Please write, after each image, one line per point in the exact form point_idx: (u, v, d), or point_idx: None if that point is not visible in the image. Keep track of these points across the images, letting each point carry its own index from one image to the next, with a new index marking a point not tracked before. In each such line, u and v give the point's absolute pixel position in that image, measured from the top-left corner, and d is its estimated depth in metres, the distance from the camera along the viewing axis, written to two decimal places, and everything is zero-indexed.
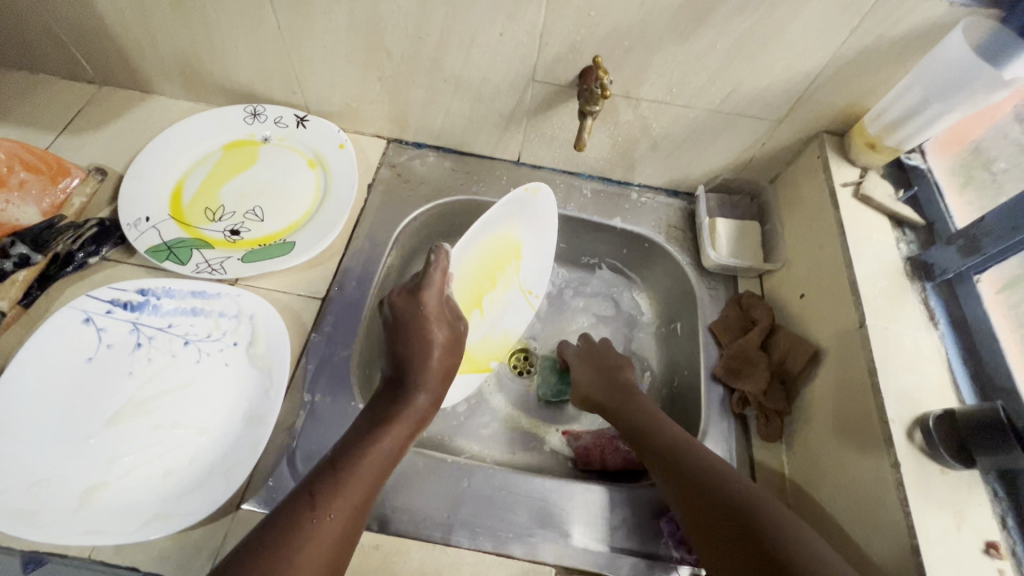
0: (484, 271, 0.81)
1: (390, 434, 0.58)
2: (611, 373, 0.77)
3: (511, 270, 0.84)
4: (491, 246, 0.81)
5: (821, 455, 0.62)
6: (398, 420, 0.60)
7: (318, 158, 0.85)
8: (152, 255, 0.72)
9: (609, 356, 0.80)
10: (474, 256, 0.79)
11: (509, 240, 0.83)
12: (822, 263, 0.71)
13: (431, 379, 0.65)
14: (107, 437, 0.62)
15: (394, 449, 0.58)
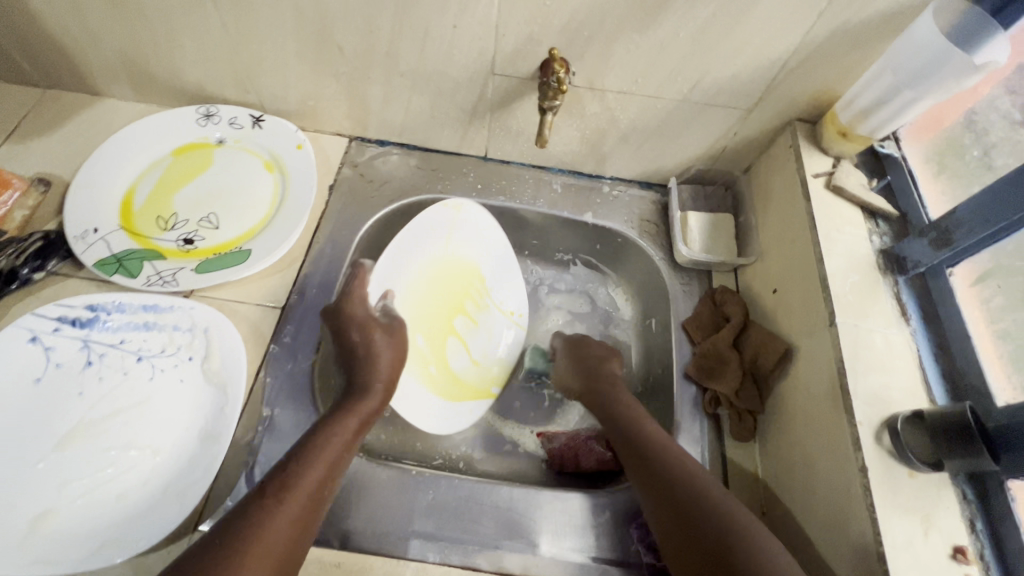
0: (444, 300, 0.85)
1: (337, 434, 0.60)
2: (597, 367, 0.75)
3: (479, 293, 0.87)
4: (434, 275, 0.86)
5: (792, 456, 0.61)
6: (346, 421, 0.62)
7: (276, 159, 0.82)
8: (100, 269, 0.69)
9: (593, 349, 0.78)
10: (422, 286, 0.84)
11: (462, 264, 0.87)
12: (794, 257, 0.69)
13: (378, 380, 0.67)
14: (56, 462, 0.60)
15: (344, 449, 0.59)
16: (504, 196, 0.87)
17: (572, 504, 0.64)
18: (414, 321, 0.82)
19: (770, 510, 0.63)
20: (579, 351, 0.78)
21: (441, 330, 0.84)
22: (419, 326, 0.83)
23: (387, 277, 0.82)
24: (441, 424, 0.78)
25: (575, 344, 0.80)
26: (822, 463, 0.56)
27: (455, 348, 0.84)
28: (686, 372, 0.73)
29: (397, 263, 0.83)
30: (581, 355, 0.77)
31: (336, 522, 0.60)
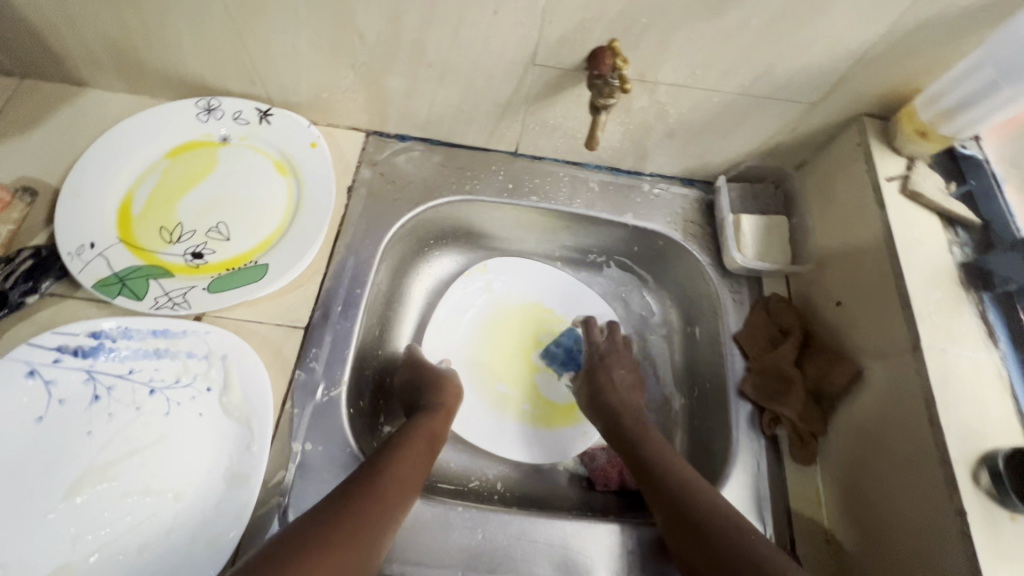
0: (513, 347, 0.84)
1: (410, 450, 0.60)
2: (612, 388, 0.74)
3: (552, 321, 0.86)
4: (488, 331, 0.85)
5: (868, 489, 0.58)
6: (415, 437, 0.62)
7: (288, 159, 0.74)
8: (101, 291, 0.62)
9: (611, 367, 0.77)
10: (479, 346, 0.83)
11: (522, 307, 0.87)
12: (864, 269, 0.64)
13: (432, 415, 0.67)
14: (68, 511, 0.54)
15: (406, 481, 0.57)
16: (537, 196, 0.80)
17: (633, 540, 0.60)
18: (491, 372, 0.82)
19: (839, 541, 0.60)
20: (593, 368, 0.77)
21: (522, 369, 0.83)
22: (498, 374, 0.82)
23: (444, 347, 0.82)
24: (552, 454, 0.77)
25: (592, 361, 0.78)
26: (907, 502, 0.53)
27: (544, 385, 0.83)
28: (743, 390, 0.69)
29: (450, 325, 0.83)
30: (596, 373, 0.76)
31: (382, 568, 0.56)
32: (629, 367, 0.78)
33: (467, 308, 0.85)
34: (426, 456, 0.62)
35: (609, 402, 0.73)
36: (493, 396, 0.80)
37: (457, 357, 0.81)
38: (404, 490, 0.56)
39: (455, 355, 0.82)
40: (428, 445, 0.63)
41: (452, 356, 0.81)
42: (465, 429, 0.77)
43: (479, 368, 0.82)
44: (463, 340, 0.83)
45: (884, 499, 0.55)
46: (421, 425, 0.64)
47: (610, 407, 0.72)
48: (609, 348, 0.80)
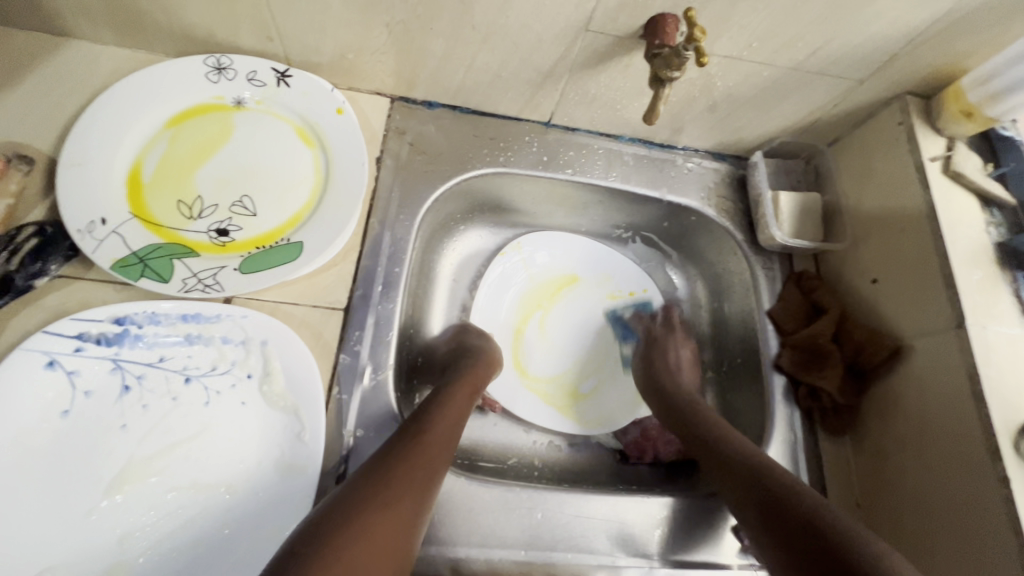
0: (558, 319, 0.84)
1: (453, 404, 0.60)
2: (671, 373, 0.74)
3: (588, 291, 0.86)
4: (531, 304, 0.84)
5: (900, 458, 0.62)
6: (455, 391, 0.62)
7: (312, 128, 0.69)
8: (121, 272, 0.57)
9: (665, 352, 0.77)
10: (526, 320, 0.83)
11: (561, 278, 0.86)
12: (903, 247, 0.66)
13: (453, 380, 0.65)
14: (111, 509, 0.51)
15: (445, 445, 0.55)
16: (572, 169, 0.78)
17: (687, 518, 0.62)
18: (540, 345, 0.82)
19: (868, 505, 0.65)
20: (651, 351, 0.78)
21: (569, 343, 0.83)
22: (547, 347, 0.82)
23: (492, 321, 0.81)
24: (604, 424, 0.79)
25: (647, 346, 0.79)
26: (945, 467, 0.57)
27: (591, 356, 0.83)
28: (779, 364, 0.71)
29: (495, 298, 0.82)
30: (654, 355, 0.77)
31: (447, 553, 0.56)
32: (685, 353, 0.78)
33: (508, 283, 0.84)
34: (459, 421, 0.60)
35: (667, 385, 0.72)
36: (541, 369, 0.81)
37: (506, 330, 0.82)
38: (446, 451, 0.55)
39: (504, 328, 0.82)
40: (461, 409, 0.61)
41: (500, 327, 0.81)
42: (511, 400, 0.77)
43: (528, 340, 0.82)
44: (509, 314, 0.83)
45: (915, 458, 0.60)
46: (450, 389, 0.63)
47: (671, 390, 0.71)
48: (665, 331, 0.80)
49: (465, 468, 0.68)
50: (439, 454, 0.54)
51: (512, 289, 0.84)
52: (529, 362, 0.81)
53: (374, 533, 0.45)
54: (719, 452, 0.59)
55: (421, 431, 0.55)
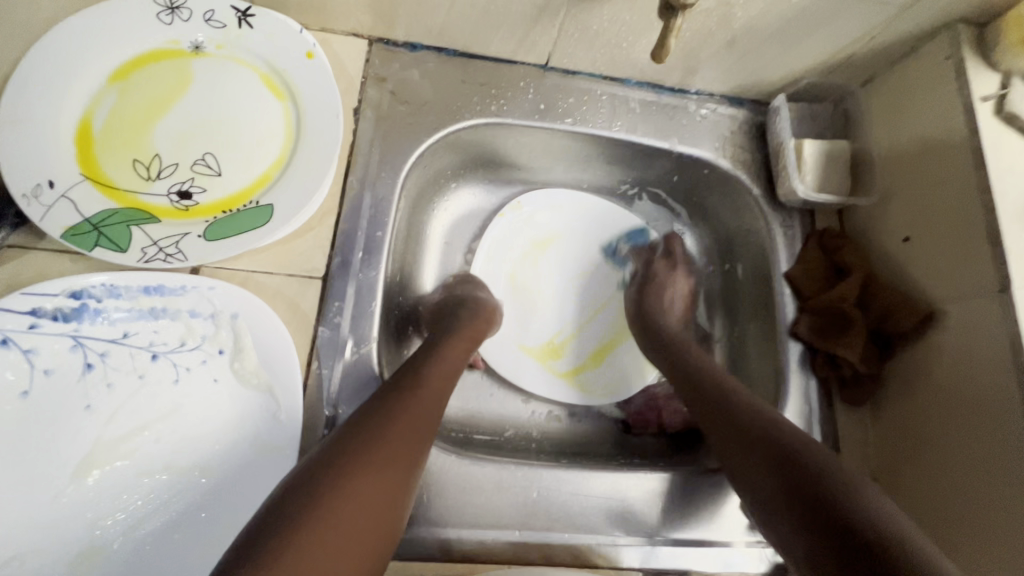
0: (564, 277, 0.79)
1: (450, 353, 0.58)
2: (671, 311, 0.72)
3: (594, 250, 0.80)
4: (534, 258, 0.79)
5: (926, 427, 0.58)
6: (451, 341, 0.60)
7: (279, 75, 0.61)
8: (73, 241, 0.52)
9: (664, 288, 0.74)
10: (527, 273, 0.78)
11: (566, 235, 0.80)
12: (942, 202, 0.59)
13: (439, 340, 0.60)
14: (80, 494, 0.48)
15: (439, 395, 0.53)
16: (573, 118, 0.70)
17: (692, 494, 0.59)
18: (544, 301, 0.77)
19: (885, 479, 0.61)
20: (646, 291, 0.74)
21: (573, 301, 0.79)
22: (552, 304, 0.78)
23: (493, 274, 0.77)
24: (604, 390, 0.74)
25: (643, 278, 0.75)
26: (975, 437, 0.53)
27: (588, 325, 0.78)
28: (796, 330, 0.65)
29: (496, 253, 0.77)
30: (653, 292, 0.73)
31: (437, 533, 0.54)
32: (681, 286, 0.76)
33: (511, 236, 0.78)
34: (456, 372, 0.57)
35: (661, 322, 0.70)
36: (540, 323, 0.76)
37: (515, 270, 0.78)
38: (441, 398, 0.53)
39: (506, 280, 0.77)
40: (451, 363, 0.57)
41: (508, 266, 0.77)
42: (501, 360, 0.73)
43: (539, 292, 0.78)
44: (510, 266, 0.78)
45: (939, 426, 0.56)
46: (441, 349, 0.58)
47: (667, 340, 0.66)
48: (670, 263, 0.76)
49: (459, 443, 0.65)
50: (430, 412, 0.50)
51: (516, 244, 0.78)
52: (531, 315, 0.76)
53: (365, 484, 0.42)
54: (668, 354, 0.64)
55: (417, 381, 0.52)
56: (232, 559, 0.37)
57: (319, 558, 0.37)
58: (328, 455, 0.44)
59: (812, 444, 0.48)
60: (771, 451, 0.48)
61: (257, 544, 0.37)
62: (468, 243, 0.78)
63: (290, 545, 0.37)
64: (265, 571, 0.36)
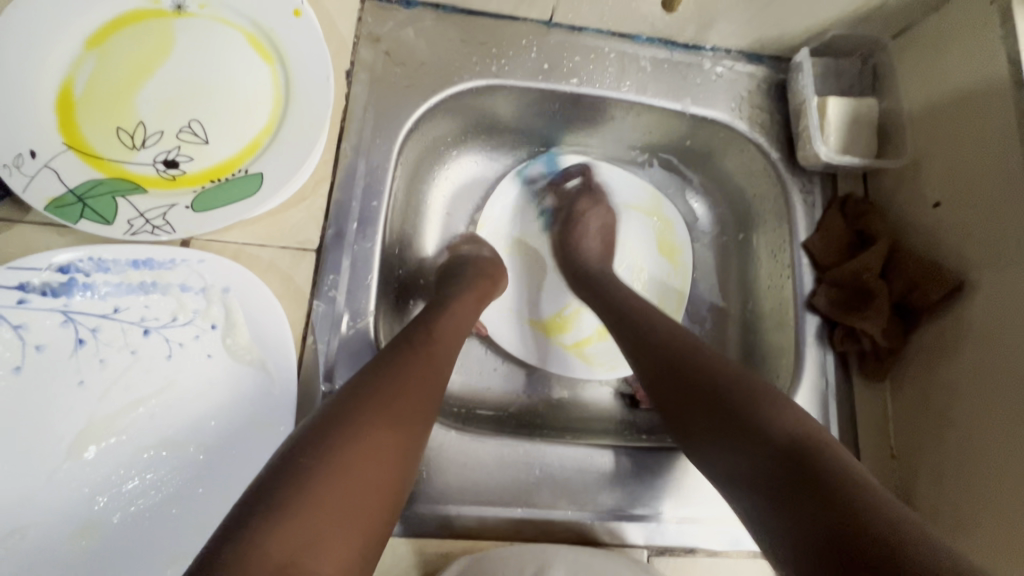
0: None
1: (457, 312, 0.56)
2: (585, 245, 0.70)
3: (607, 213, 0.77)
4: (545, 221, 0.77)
5: (950, 403, 0.55)
6: (459, 300, 0.57)
7: (265, 35, 0.58)
8: (58, 214, 0.50)
9: (578, 225, 0.72)
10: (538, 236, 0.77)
11: None
12: (978, 164, 0.54)
13: (445, 298, 0.57)
14: (77, 469, 0.48)
15: (446, 356, 0.50)
16: (578, 79, 0.66)
17: (701, 471, 0.58)
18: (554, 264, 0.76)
19: (902, 456, 0.59)
20: (565, 224, 0.73)
21: None
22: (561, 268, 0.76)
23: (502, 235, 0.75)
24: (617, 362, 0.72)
25: (564, 215, 0.74)
26: (1004, 411, 0.50)
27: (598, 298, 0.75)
28: (813, 303, 0.62)
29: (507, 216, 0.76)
30: (571, 226, 0.72)
31: (437, 509, 0.53)
32: (603, 216, 0.72)
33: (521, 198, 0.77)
34: (462, 330, 0.55)
35: (580, 261, 0.69)
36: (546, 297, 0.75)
37: (521, 243, 0.76)
38: (449, 360, 0.51)
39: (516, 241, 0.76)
40: (462, 320, 0.55)
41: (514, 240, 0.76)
42: (503, 333, 0.71)
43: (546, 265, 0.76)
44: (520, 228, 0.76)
45: (964, 402, 0.54)
46: (448, 305, 0.56)
47: (589, 272, 0.67)
48: (575, 196, 0.75)
49: (461, 419, 0.64)
50: (441, 371, 0.49)
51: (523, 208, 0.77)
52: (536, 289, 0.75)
53: (371, 445, 0.40)
54: (615, 307, 0.61)
55: (424, 340, 0.50)
56: (241, 513, 0.35)
57: (331, 511, 0.36)
58: (335, 414, 0.41)
59: (786, 416, 0.43)
60: (745, 438, 0.43)
61: (268, 494, 0.36)
62: (470, 214, 0.75)
63: (302, 497, 0.36)
64: (268, 536, 0.34)
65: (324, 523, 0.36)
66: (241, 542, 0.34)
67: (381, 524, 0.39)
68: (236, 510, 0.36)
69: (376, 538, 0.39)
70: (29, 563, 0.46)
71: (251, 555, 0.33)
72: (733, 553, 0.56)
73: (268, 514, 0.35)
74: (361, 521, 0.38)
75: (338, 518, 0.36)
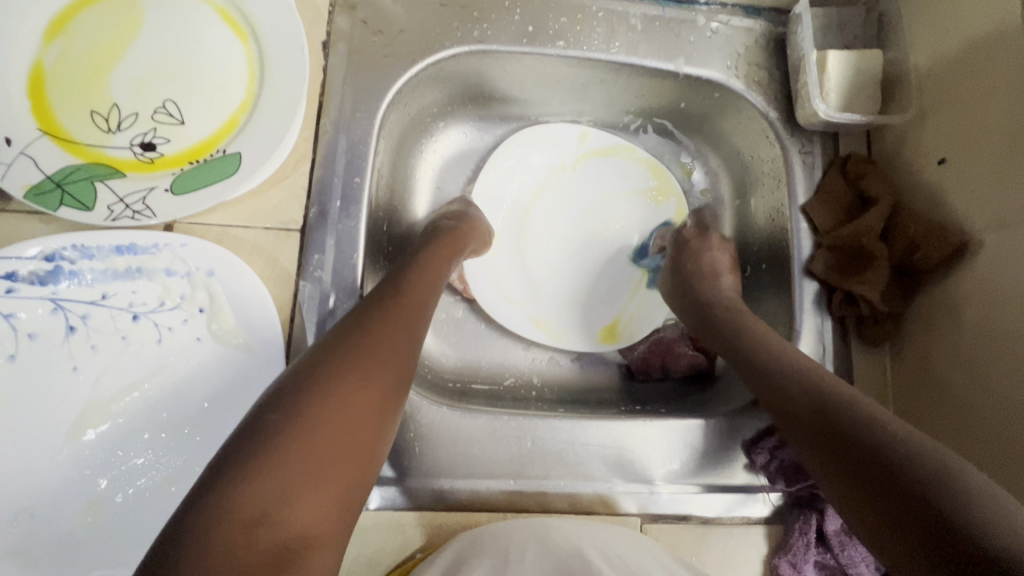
0: (573, 212, 0.74)
1: (432, 266, 0.55)
2: (711, 277, 0.64)
3: (601, 183, 0.74)
4: (541, 189, 0.74)
5: (946, 367, 0.54)
6: (433, 254, 0.57)
7: (235, 6, 0.56)
8: (37, 202, 0.49)
9: (701, 254, 0.66)
10: (535, 203, 0.73)
11: (575, 166, 0.74)
12: (985, 118, 0.52)
13: (413, 258, 0.56)
14: (79, 451, 0.49)
15: (420, 310, 0.50)
16: (565, 41, 0.63)
17: (695, 442, 0.57)
18: (550, 235, 0.73)
19: (902, 422, 0.58)
20: (683, 257, 0.67)
21: (582, 238, 0.74)
22: (557, 239, 0.73)
23: (495, 207, 0.72)
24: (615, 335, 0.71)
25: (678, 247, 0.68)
26: (1006, 367, 0.48)
27: (601, 274, 0.73)
28: (811, 268, 0.61)
29: (500, 186, 0.73)
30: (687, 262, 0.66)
31: (430, 483, 0.54)
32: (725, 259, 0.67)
33: (515, 167, 0.73)
34: (437, 284, 0.55)
35: (701, 298, 0.63)
36: (537, 266, 0.72)
37: (515, 210, 0.73)
38: (423, 314, 0.51)
39: (510, 211, 0.73)
40: (432, 275, 0.54)
41: (508, 206, 0.73)
42: (493, 306, 0.70)
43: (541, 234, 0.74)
44: (517, 198, 0.73)
45: (959, 365, 0.53)
46: (419, 260, 0.55)
47: (705, 306, 0.62)
48: (698, 237, 0.68)
49: (457, 394, 0.64)
50: (411, 322, 0.49)
51: (516, 179, 0.73)
52: (528, 258, 0.72)
53: (337, 402, 0.41)
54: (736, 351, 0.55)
55: (394, 296, 0.50)
56: (214, 470, 0.37)
57: (301, 463, 0.38)
58: (303, 375, 0.42)
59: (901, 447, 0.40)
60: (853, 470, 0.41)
61: (236, 454, 0.38)
62: (460, 187, 0.74)
63: (270, 452, 0.37)
64: (236, 490, 0.36)
65: (294, 476, 0.37)
66: (213, 496, 0.36)
67: (358, 477, 0.41)
68: (212, 466, 0.38)
69: (351, 488, 0.40)
70: (41, 541, 0.48)
71: (225, 507, 0.35)
72: (727, 519, 0.57)
73: (240, 469, 0.37)
74: (334, 475, 0.39)
75: (308, 473, 0.38)
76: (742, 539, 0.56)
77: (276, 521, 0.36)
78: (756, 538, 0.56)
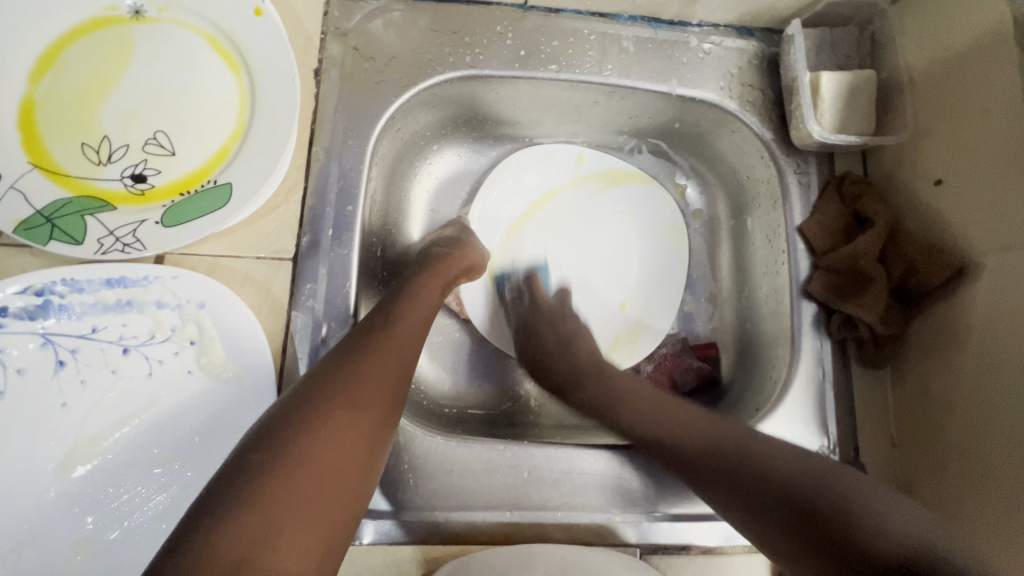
0: (568, 233, 0.73)
1: (424, 295, 0.54)
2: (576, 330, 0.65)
3: (595, 204, 0.74)
4: (535, 211, 0.73)
5: (948, 390, 0.53)
6: (426, 282, 0.56)
7: (226, 36, 0.56)
8: (26, 236, 0.49)
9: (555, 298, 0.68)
10: (529, 225, 0.73)
11: (569, 187, 0.74)
12: (980, 139, 0.52)
13: (404, 285, 0.55)
14: (69, 488, 0.48)
15: (411, 340, 0.50)
16: (557, 64, 0.63)
17: None
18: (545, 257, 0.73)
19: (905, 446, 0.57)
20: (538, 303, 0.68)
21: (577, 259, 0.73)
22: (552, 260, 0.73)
23: (491, 229, 0.72)
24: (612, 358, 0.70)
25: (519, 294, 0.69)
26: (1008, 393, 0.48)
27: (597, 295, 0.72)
28: (809, 291, 0.60)
29: (495, 208, 0.72)
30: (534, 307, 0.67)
31: (426, 516, 0.53)
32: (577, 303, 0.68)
33: (511, 189, 0.73)
34: (428, 312, 0.54)
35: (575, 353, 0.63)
36: None
37: (511, 232, 0.73)
38: (413, 345, 0.50)
39: (506, 234, 0.73)
40: (424, 305, 0.54)
41: (504, 229, 0.72)
42: (490, 329, 0.69)
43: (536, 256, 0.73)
44: (512, 220, 0.73)
45: (961, 389, 0.52)
46: (412, 287, 0.55)
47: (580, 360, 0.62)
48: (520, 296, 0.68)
49: (452, 422, 0.64)
50: (400, 353, 0.48)
51: (512, 201, 0.73)
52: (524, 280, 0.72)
53: (324, 440, 0.40)
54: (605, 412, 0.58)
55: (383, 327, 0.49)
56: (198, 512, 0.36)
57: (286, 504, 0.37)
58: (290, 412, 0.41)
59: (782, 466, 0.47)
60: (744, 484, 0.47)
61: (220, 495, 0.37)
62: (456, 209, 0.74)
63: (255, 494, 0.37)
64: (218, 535, 0.35)
65: (279, 518, 0.37)
66: (196, 540, 0.35)
67: (343, 517, 0.40)
68: (196, 506, 0.37)
69: (337, 528, 0.39)
70: None
71: (207, 552, 0.34)
72: (729, 549, 0.55)
73: (225, 512, 0.36)
74: (318, 515, 0.38)
75: (293, 513, 0.37)
76: (745, 568, 0.55)
77: (259, 567, 0.35)
78: (759, 567, 0.55)
